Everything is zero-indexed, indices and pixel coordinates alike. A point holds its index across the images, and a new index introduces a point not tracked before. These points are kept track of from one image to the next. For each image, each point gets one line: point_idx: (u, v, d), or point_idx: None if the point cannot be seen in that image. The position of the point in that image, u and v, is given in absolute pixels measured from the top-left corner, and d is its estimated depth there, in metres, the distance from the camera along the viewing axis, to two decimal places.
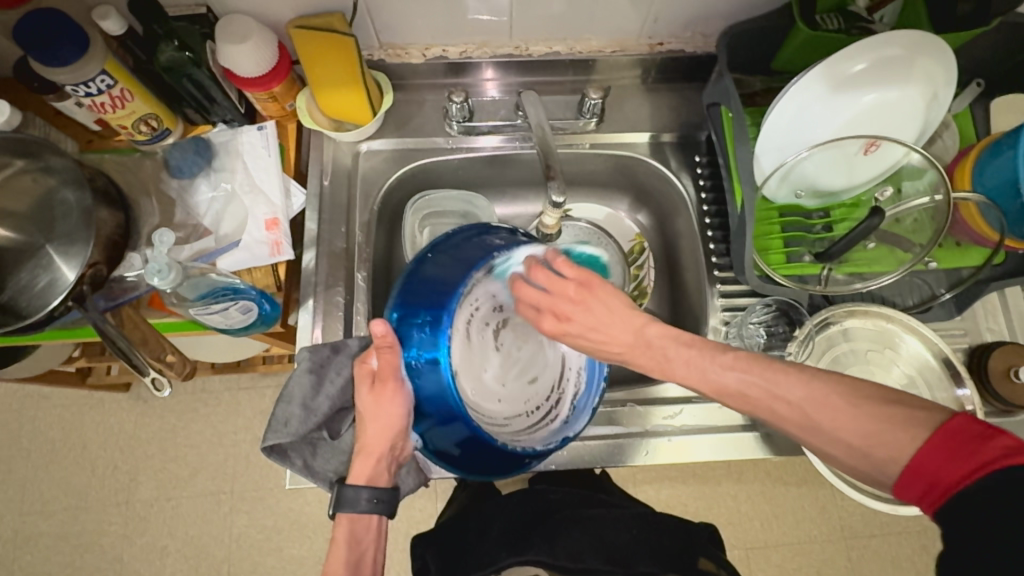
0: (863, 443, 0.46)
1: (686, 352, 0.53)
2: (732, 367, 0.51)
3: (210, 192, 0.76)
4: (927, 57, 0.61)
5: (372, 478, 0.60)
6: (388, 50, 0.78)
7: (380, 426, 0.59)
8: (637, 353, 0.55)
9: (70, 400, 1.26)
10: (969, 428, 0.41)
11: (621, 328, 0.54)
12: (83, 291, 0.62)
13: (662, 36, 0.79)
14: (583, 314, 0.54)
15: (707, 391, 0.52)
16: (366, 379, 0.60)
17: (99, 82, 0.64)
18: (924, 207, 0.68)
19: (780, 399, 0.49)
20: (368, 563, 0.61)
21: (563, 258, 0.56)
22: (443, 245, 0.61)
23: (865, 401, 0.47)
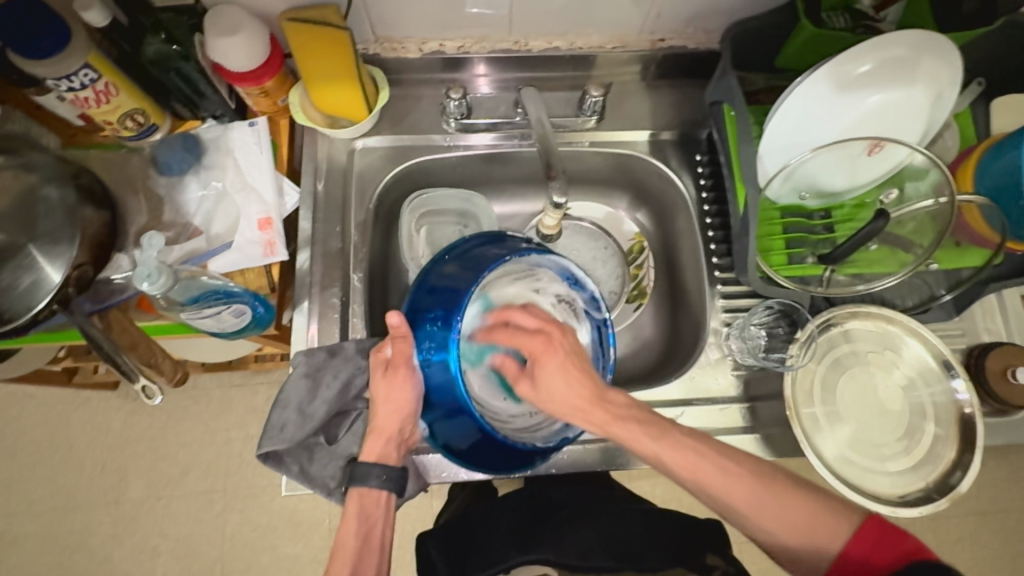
0: (806, 527, 0.52)
1: (637, 416, 0.56)
2: (687, 433, 0.56)
3: (200, 190, 0.74)
4: (934, 57, 0.61)
5: (382, 456, 0.59)
6: (384, 44, 0.76)
7: (390, 408, 0.58)
8: (592, 408, 0.55)
9: (56, 399, 1.23)
10: (885, 525, 0.50)
11: (583, 382, 0.55)
12: (69, 293, 0.61)
13: (663, 32, 0.78)
14: (551, 367, 0.55)
15: (666, 458, 0.55)
16: (379, 366, 0.59)
17: (82, 76, 0.62)
18: (927, 209, 0.68)
19: (733, 476, 0.54)
20: (378, 541, 0.58)
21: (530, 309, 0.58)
22: (458, 250, 0.61)
23: (801, 486, 0.54)
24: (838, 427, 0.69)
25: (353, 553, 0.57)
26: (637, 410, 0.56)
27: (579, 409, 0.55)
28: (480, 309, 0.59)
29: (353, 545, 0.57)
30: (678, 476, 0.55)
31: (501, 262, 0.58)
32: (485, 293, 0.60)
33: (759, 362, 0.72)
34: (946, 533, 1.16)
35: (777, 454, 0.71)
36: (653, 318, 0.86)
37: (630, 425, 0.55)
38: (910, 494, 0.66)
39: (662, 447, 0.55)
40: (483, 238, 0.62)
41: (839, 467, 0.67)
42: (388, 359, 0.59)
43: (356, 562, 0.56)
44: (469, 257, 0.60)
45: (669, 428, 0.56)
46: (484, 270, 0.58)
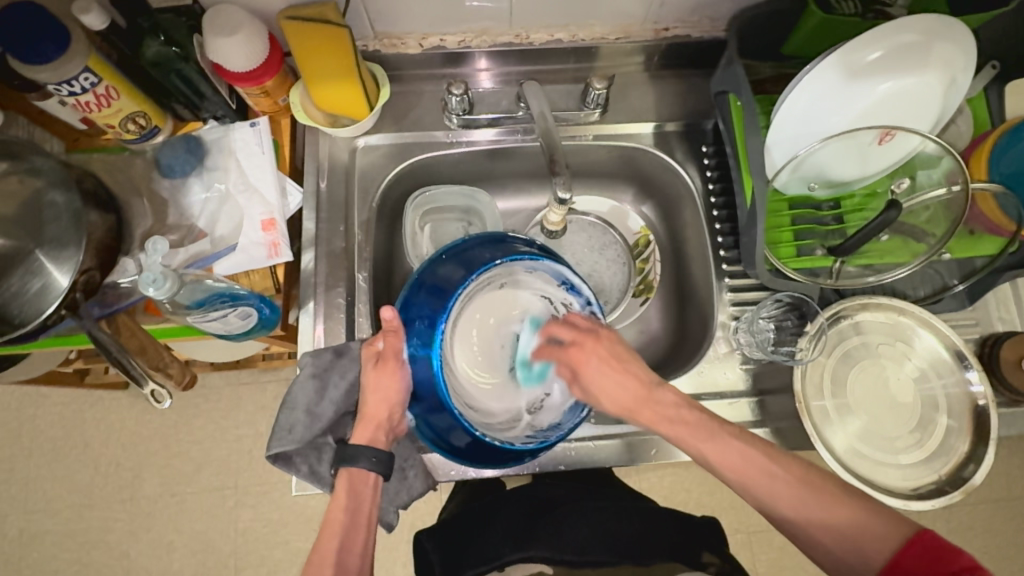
0: (854, 532, 0.51)
1: (686, 414, 0.58)
2: (735, 435, 0.56)
3: (203, 192, 0.74)
4: (946, 42, 0.59)
5: (372, 439, 0.59)
6: (383, 40, 0.75)
7: (379, 396, 0.60)
8: (641, 406, 0.60)
9: (70, 399, 1.25)
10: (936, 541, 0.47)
11: (635, 381, 0.60)
12: (76, 298, 0.61)
13: (668, 21, 0.77)
14: (597, 362, 0.60)
15: (712, 459, 0.56)
16: (371, 358, 0.61)
17: (83, 80, 0.62)
18: (939, 198, 0.66)
19: (780, 479, 0.54)
20: (366, 518, 0.58)
21: (577, 316, 0.62)
22: (455, 249, 0.61)
23: (848, 495, 0.53)
24: (849, 419, 0.68)
25: (340, 527, 0.56)
26: (687, 410, 0.58)
27: (631, 404, 0.60)
28: (530, 330, 0.63)
29: (341, 518, 0.57)
30: (724, 474, 0.56)
31: (491, 264, 0.59)
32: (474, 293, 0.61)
33: (768, 355, 0.71)
34: (957, 522, 1.15)
35: (786, 448, 0.71)
36: (659, 312, 0.85)
37: (677, 423, 0.58)
38: (923, 487, 0.65)
39: (707, 446, 0.57)
40: (483, 238, 0.63)
41: (849, 459, 0.66)
42: (379, 352, 0.61)
43: (342, 539, 0.56)
44: (465, 257, 0.61)
45: (716, 426, 0.57)
46: (474, 272, 0.59)
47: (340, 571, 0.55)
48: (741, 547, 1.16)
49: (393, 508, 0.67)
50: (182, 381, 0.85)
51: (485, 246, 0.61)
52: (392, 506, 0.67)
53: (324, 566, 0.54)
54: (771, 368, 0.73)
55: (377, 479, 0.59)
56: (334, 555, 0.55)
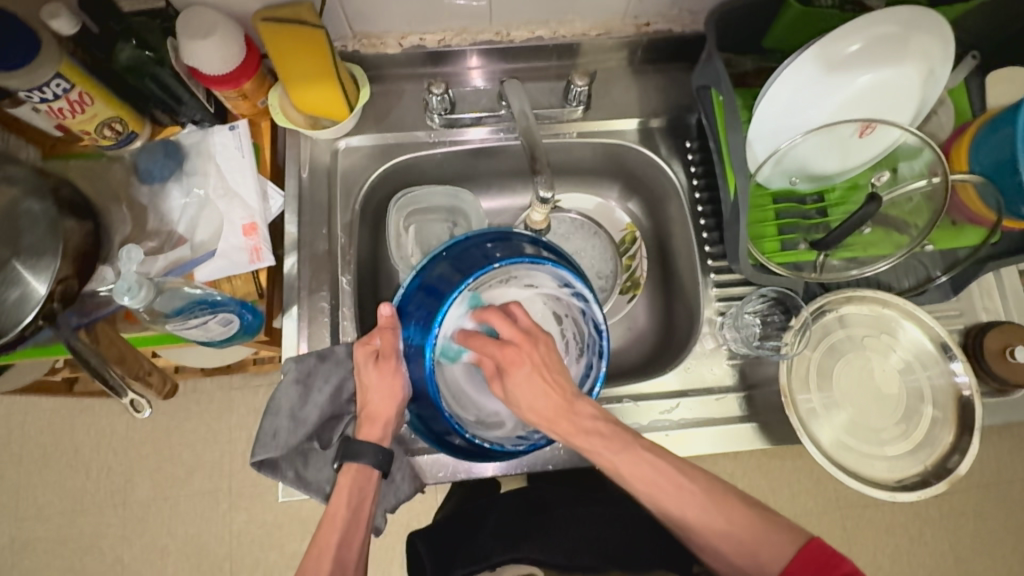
0: (752, 544, 0.55)
1: (602, 429, 0.58)
2: (647, 448, 0.59)
3: (183, 198, 0.73)
4: (925, 34, 0.59)
5: (380, 437, 0.59)
6: (362, 40, 0.75)
7: (385, 394, 0.60)
8: (562, 416, 0.58)
9: (58, 406, 1.23)
10: (825, 547, 0.52)
11: (554, 392, 0.58)
12: (54, 308, 0.60)
13: (649, 16, 0.76)
14: (528, 368, 0.58)
15: (624, 471, 0.58)
16: (368, 358, 0.60)
17: (55, 87, 0.61)
18: (922, 190, 0.67)
19: (688, 488, 0.57)
20: (368, 515, 0.58)
21: (521, 312, 0.60)
22: (455, 248, 0.62)
23: (762, 509, 0.57)
24: (835, 413, 0.68)
25: (342, 523, 0.56)
26: (603, 423, 0.59)
27: (548, 416, 0.58)
28: (467, 309, 0.60)
29: (343, 514, 0.57)
30: (632, 485, 0.58)
31: (487, 269, 0.59)
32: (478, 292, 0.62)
33: (753, 350, 0.72)
34: (948, 509, 1.16)
35: (774, 442, 0.71)
36: (647, 308, 0.85)
37: (593, 436, 0.58)
38: (907, 478, 0.66)
39: (619, 458, 0.58)
40: (488, 236, 0.63)
41: (836, 452, 0.67)
42: (377, 350, 0.60)
43: (343, 534, 0.56)
44: (462, 260, 0.61)
45: (631, 439, 0.59)
46: (469, 276, 0.59)
47: (339, 566, 0.55)
48: None
49: (382, 511, 0.66)
50: (167, 388, 0.85)
51: (485, 245, 0.62)
52: (381, 509, 0.66)
53: (323, 561, 0.55)
54: (756, 363, 0.73)
55: (378, 476, 0.60)
56: (334, 549, 0.55)
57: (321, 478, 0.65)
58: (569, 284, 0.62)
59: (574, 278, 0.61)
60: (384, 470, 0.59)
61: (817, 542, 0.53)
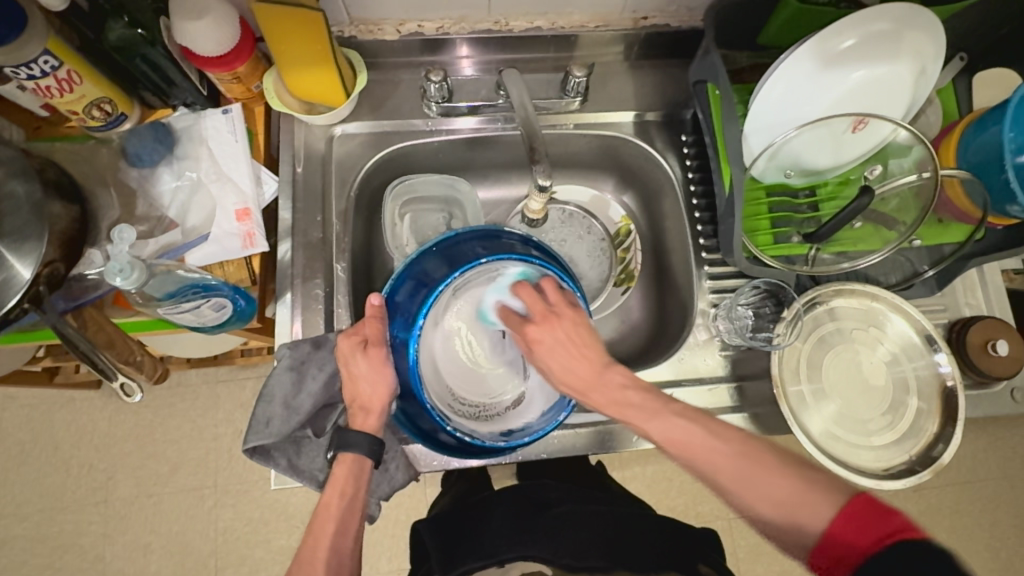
0: (791, 504, 0.49)
1: (635, 397, 0.57)
2: (678, 413, 0.55)
3: (174, 181, 0.72)
4: (916, 31, 0.60)
5: (372, 426, 0.58)
6: (360, 26, 0.74)
7: (374, 382, 0.58)
8: (592, 389, 0.58)
9: (38, 399, 1.21)
10: (877, 502, 0.46)
11: (587, 359, 0.58)
12: (40, 292, 0.58)
13: (646, 10, 0.77)
14: (551, 339, 0.58)
15: (656, 437, 0.55)
16: (354, 348, 0.58)
17: (42, 64, 0.59)
18: (910, 185, 0.68)
19: (719, 451, 0.53)
20: (360, 503, 0.57)
21: (549, 279, 0.61)
22: (447, 242, 0.62)
23: (794, 463, 0.51)
24: (824, 404, 0.70)
25: (337, 511, 0.56)
26: (633, 391, 0.57)
27: (579, 385, 0.58)
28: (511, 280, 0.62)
29: (338, 502, 0.56)
30: (673, 452, 0.55)
31: (476, 263, 0.60)
32: (465, 289, 0.63)
33: (747, 341, 0.72)
34: (926, 503, 1.19)
35: (764, 432, 0.72)
36: (641, 301, 0.86)
37: (627, 403, 0.57)
38: (894, 466, 0.67)
39: (650, 424, 0.56)
40: (479, 233, 0.63)
41: (826, 443, 0.68)
42: (364, 339, 0.58)
43: (339, 523, 0.56)
44: (452, 253, 0.62)
45: (662, 404, 0.56)
46: (457, 270, 0.60)
47: (334, 554, 0.55)
48: (722, 533, 1.18)
49: (377, 498, 0.66)
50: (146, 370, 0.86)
51: (474, 244, 0.62)
52: (375, 497, 0.66)
53: (319, 548, 0.54)
54: (748, 355, 0.74)
55: (371, 466, 0.58)
56: (330, 537, 0.55)
57: (315, 467, 0.64)
58: (559, 284, 0.62)
59: (562, 278, 0.61)
60: (378, 459, 0.58)
61: (864, 497, 0.47)
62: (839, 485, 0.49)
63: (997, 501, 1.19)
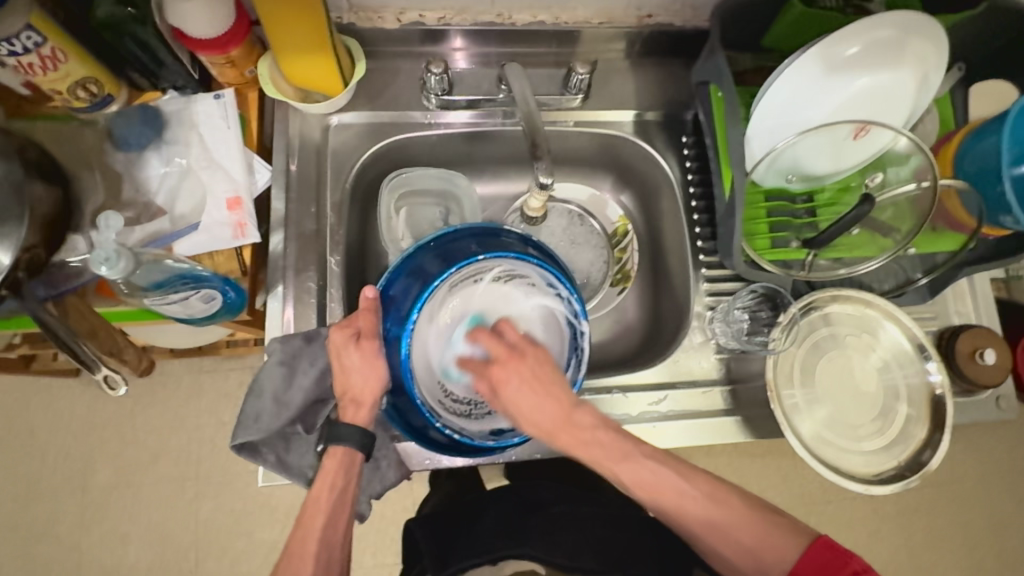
0: (756, 544, 0.53)
1: (602, 438, 0.57)
2: (648, 455, 0.57)
3: (162, 167, 0.69)
4: (919, 39, 0.60)
5: (362, 420, 0.57)
6: (359, 13, 0.72)
7: (364, 375, 0.57)
8: (559, 430, 0.57)
9: (13, 386, 1.17)
10: (831, 547, 0.50)
11: (553, 401, 0.56)
12: (19, 278, 0.55)
13: (651, 8, 0.76)
14: (517, 381, 0.56)
15: (625, 480, 0.56)
16: (347, 339, 0.58)
17: (25, 40, 0.56)
18: (908, 194, 0.68)
19: (688, 494, 0.55)
20: (352, 496, 0.57)
21: (507, 325, 0.58)
22: (444, 238, 0.62)
23: (763, 508, 0.56)
24: (817, 408, 0.70)
25: (326, 506, 0.55)
26: (602, 432, 0.57)
27: (548, 428, 0.56)
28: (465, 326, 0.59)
29: (327, 496, 0.55)
30: (641, 494, 0.56)
31: (473, 260, 0.58)
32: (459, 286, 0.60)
33: (742, 345, 0.73)
34: (904, 504, 1.21)
35: (756, 434, 0.73)
36: (636, 301, 0.85)
37: (593, 446, 0.57)
38: (884, 472, 0.68)
39: (619, 467, 0.56)
40: (475, 231, 0.62)
41: (818, 447, 0.68)
42: (357, 331, 0.58)
43: (328, 518, 0.55)
44: (447, 250, 0.61)
45: (631, 446, 0.57)
46: (453, 266, 0.58)
47: (324, 546, 0.54)
48: None
49: (366, 496, 0.65)
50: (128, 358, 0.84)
51: (470, 241, 0.61)
52: (365, 494, 0.65)
53: (307, 541, 0.54)
54: (743, 359, 0.75)
55: (362, 460, 0.58)
56: (318, 531, 0.54)
57: (304, 463, 0.62)
58: (555, 285, 0.60)
59: (558, 279, 0.60)
60: (369, 453, 0.58)
61: (821, 543, 0.51)
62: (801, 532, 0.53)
63: (972, 504, 1.22)
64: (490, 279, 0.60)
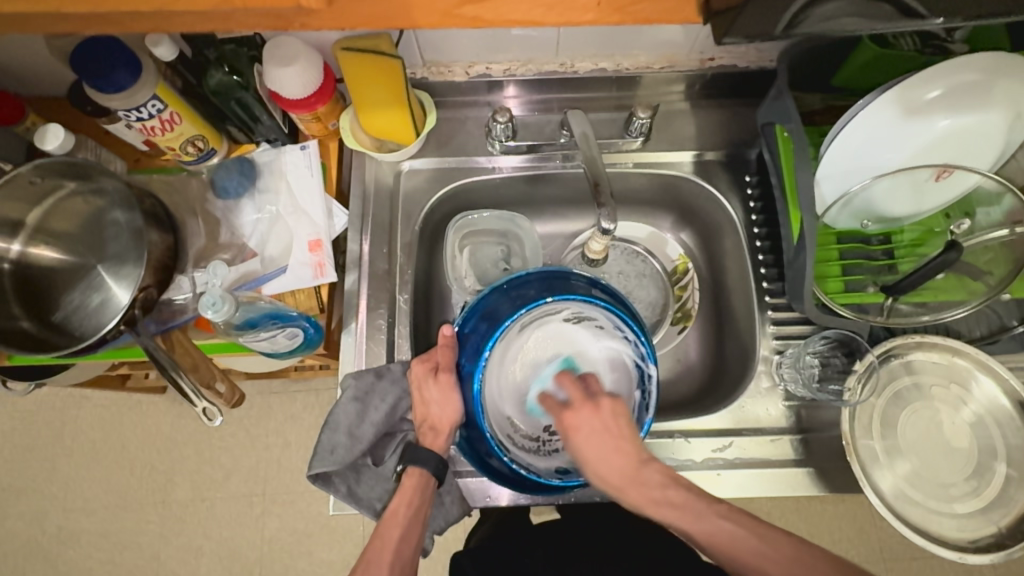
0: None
1: (673, 498, 0.55)
2: (723, 516, 0.53)
3: (255, 214, 0.76)
4: (1011, 80, 0.57)
5: (440, 446, 0.60)
6: (431, 68, 0.78)
7: (443, 406, 0.60)
8: (628, 486, 0.56)
9: (111, 401, 1.29)
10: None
11: (624, 455, 0.55)
12: (134, 315, 0.63)
13: (714, 51, 0.77)
14: (591, 431, 0.56)
15: (695, 534, 0.53)
16: (426, 373, 0.61)
17: (150, 107, 0.65)
18: (1002, 239, 0.64)
19: (769, 556, 0.51)
20: (423, 516, 0.58)
21: (592, 374, 0.59)
22: (517, 280, 0.63)
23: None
24: (898, 462, 0.66)
25: (403, 521, 0.57)
26: (673, 491, 0.55)
27: (616, 482, 0.56)
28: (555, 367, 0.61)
29: (404, 512, 0.57)
30: (716, 554, 0.52)
31: (541, 301, 0.60)
32: (529, 329, 0.61)
33: (813, 393, 0.70)
34: (1003, 566, 1.09)
35: (831, 489, 0.69)
36: (697, 341, 0.84)
37: (665, 505, 0.54)
38: (982, 539, 0.62)
39: (691, 525, 0.54)
40: (542, 274, 0.64)
41: (900, 506, 0.64)
42: (435, 366, 0.62)
43: (403, 532, 0.56)
44: (516, 293, 0.63)
45: (702, 505, 0.54)
46: (523, 307, 0.61)
47: (398, 561, 0.55)
48: None
49: (430, 532, 0.66)
50: (232, 399, 0.85)
51: (536, 285, 0.63)
52: (428, 531, 0.66)
53: (384, 551, 0.55)
54: (815, 407, 0.71)
55: (434, 484, 0.60)
56: (394, 543, 0.56)
57: (373, 496, 0.65)
58: (621, 327, 0.61)
59: (625, 320, 0.60)
60: (442, 479, 0.60)
61: None
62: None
63: None
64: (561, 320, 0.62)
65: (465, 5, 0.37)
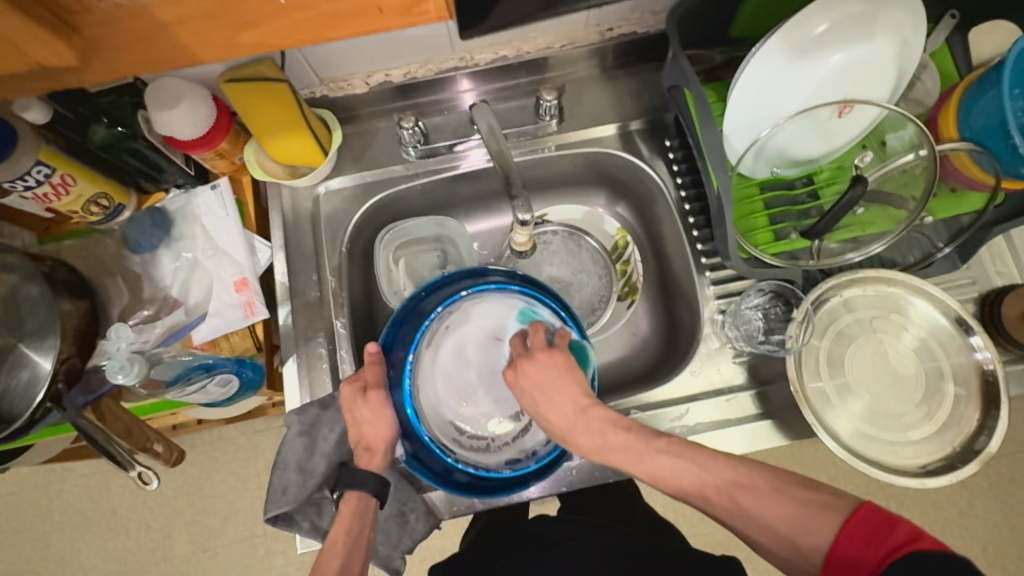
0: (790, 529, 0.48)
1: (617, 443, 0.55)
2: (663, 450, 0.53)
3: (174, 261, 0.74)
4: (891, 7, 0.57)
5: (372, 464, 0.59)
6: (329, 84, 0.76)
7: (376, 426, 0.60)
8: (574, 433, 0.56)
9: (92, 469, 1.25)
10: (878, 512, 0.45)
11: (563, 403, 0.56)
12: (59, 389, 0.61)
13: (611, 21, 0.75)
14: (527, 383, 0.57)
15: (646, 478, 0.54)
16: (356, 394, 0.60)
17: (36, 173, 0.62)
18: (910, 164, 0.64)
19: (708, 483, 0.51)
20: (365, 543, 0.57)
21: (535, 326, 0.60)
22: (435, 284, 0.65)
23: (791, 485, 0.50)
24: (850, 400, 0.66)
25: (342, 549, 0.55)
26: (616, 435, 0.55)
27: (560, 430, 0.56)
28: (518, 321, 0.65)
29: (343, 539, 0.56)
30: (665, 488, 0.53)
31: (456, 296, 0.64)
32: (453, 329, 0.65)
33: (758, 347, 0.70)
34: (995, 474, 1.12)
35: (793, 437, 0.69)
36: (647, 313, 0.84)
37: (615, 451, 0.55)
38: (931, 463, 0.63)
39: (639, 468, 0.54)
40: (459, 274, 0.65)
41: (856, 442, 0.64)
42: (364, 385, 0.60)
43: (343, 560, 0.55)
44: (437, 296, 0.64)
45: (647, 445, 0.54)
46: (440, 305, 0.64)
47: None
48: None
49: (400, 552, 0.67)
50: (173, 459, 0.98)
51: (456, 284, 0.65)
52: (399, 551, 0.66)
53: None
54: (766, 359, 0.71)
55: (376, 505, 0.59)
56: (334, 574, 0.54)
57: None
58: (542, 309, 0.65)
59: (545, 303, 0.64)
60: (383, 499, 0.59)
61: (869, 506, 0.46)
62: (841, 500, 0.48)
63: None
64: (481, 314, 0.65)
65: (238, 32, 0.37)
